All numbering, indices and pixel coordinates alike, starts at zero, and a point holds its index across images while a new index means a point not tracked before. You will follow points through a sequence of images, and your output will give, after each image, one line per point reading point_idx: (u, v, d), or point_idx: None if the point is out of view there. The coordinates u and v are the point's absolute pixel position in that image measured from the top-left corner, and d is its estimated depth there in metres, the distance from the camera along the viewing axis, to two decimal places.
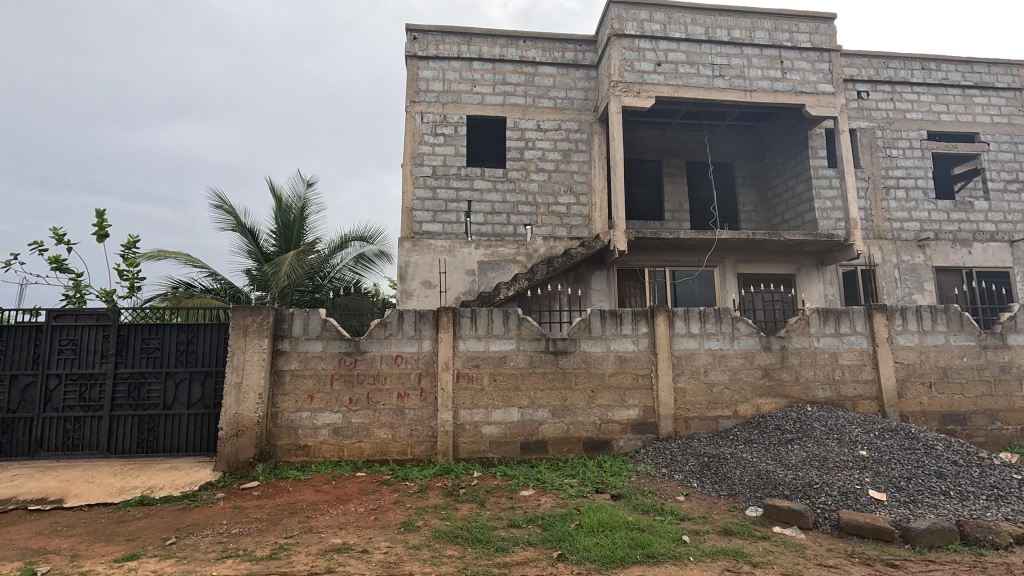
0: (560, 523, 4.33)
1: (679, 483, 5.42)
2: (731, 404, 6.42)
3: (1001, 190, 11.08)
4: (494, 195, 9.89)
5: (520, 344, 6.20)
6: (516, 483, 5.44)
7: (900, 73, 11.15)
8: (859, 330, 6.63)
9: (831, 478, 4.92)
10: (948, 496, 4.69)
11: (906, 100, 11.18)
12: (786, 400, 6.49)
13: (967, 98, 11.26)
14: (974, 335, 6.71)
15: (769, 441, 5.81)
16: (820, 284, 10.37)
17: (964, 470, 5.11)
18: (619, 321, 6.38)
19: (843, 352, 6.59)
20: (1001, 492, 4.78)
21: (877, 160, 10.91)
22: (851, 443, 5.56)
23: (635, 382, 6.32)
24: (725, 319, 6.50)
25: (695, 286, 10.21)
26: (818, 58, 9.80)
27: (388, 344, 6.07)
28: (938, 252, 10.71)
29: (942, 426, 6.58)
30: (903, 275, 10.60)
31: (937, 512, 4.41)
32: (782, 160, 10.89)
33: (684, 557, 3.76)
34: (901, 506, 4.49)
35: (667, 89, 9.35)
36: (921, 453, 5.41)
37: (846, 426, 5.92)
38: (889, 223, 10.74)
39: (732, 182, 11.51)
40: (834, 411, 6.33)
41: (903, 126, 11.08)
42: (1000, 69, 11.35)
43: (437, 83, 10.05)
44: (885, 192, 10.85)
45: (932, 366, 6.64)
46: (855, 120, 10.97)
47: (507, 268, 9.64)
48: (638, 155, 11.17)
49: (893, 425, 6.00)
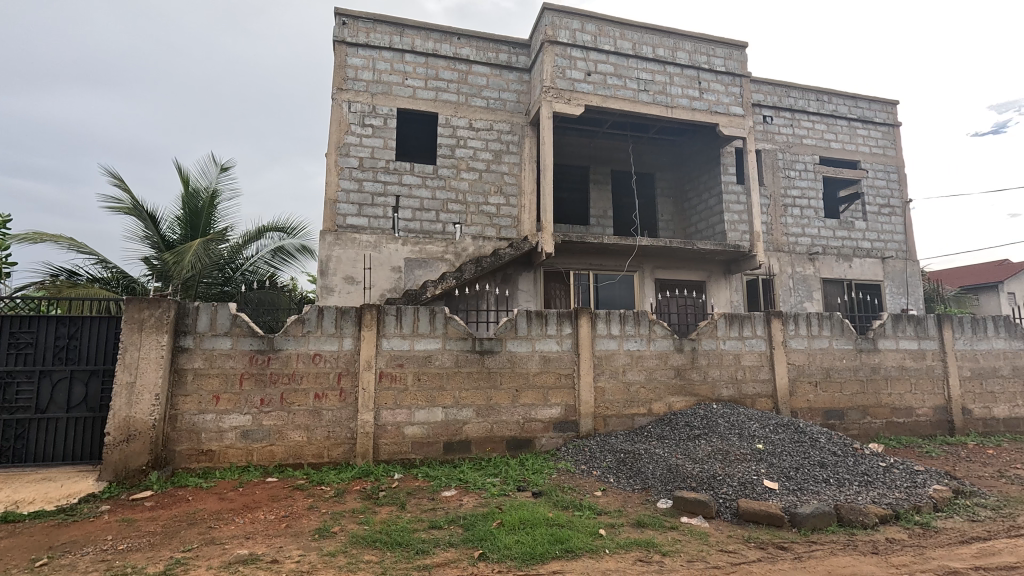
0: (481, 522, 4.34)
1: (597, 478, 5.62)
2: (646, 402, 6.77)
3: (876, 212, 12.59)
4: (423, 191, 9.71)
5: (446, 344, 6.15)
6: (437, 484, 5.37)
7: (799, 102, 12.35)
8: (759, 334, 7.26)
9: (732, 470, 5.33)
10: (828, 483, 5.24)
11: (804, 127, 12.38)
12: (694, 398, 6.95)
13: (852, 129, 12.69)
14: (851, 339, 7.57)
15: (678, 437, 6.19)
16: (726, 290, 11.18)
17: (841, 460, 5.74)
18: (544, 321, 6.52)
19: (745, 354, 7.18)
20: (870, 478, 5.40)
21: (778, 179, 12.00)
22: (750, 437, 6.07)
23: (558, 381, 6.48)
24: (643, 321, 6.85)
25: (617, 289, 10.62)
26: (732, 83, 10.59)
27: (305, 342, 5.78)
28: (825, 265, 11.95)
29: (824, 421, 7.36)
30: (796, 284, 11.71)
31: (819, 497, 4.91)
32: (698, 173, 11.64)
33: (600, 550, 3.91)
34: (790, 494, 4.96)
35: (596, 98, 9.67)
36: (807, 445, 6.01)
37: (746, 421, 6.45)
38: (786, 237, 11.83)
39: (651, 191, 12.18)
40: (736, 407, 6.87)
41: (801, 150, 12.27)
42: (878, 106, 12.92)
43: (367, 72, 9.70)
44: (784, 209, 11.95)
45: (818, 367, 7.41)
46: (761, 141, 11.99)
47: (435, 266, 9.51)
48: (566, 160, 11.47)
49: (785, 421, 6.60)
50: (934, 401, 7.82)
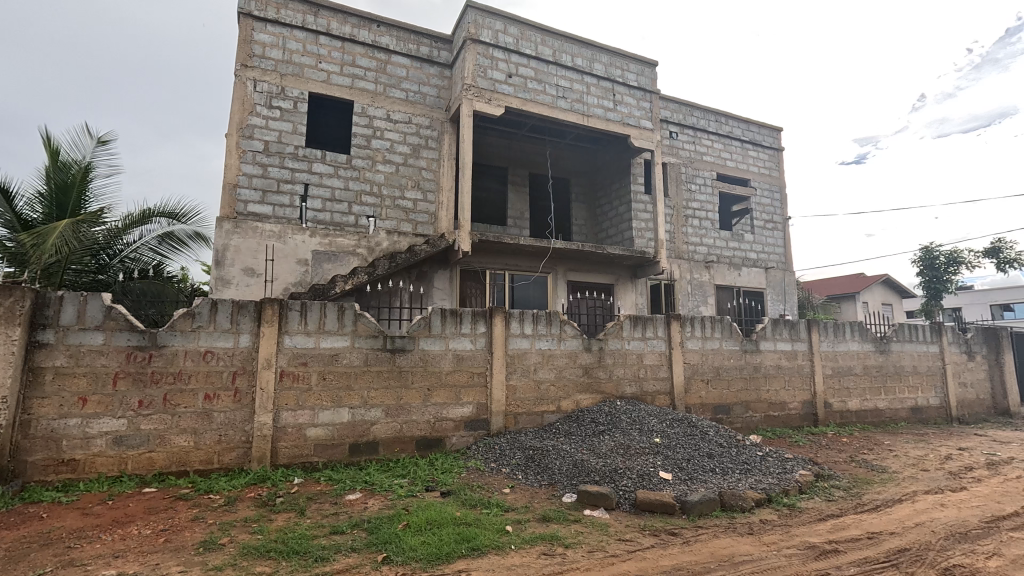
0: (386, 525, 4.22)
1: (505, 476, 5.69)
2: (555, 400, 6.97)
3: (762, 226, 13.97)
4: (335, 181, 9.27)
5: (355, 341, 5.92)
6: (341, 487, 5.15)
7: (700, 122, 13.39)
8: (659, 335, 7.77)
9: (632, 463, 5.65)
10: (714, 472, 5.73)
11: (704, 145, 13.44)
12: (600, 396, 7.28)
13: (744, 150, 13.98)
14: (737, 341, 8.34)
15: (584, 433, 6.45)
16: (632, 293, 11.82)
17: (726, 450, 6.30)
18: (459, 320, 6.49)
19: (647, 353, 7.65)
20: (749, 466, 5.98)
21: (680, 192, 12.92)
22: (648, 432, 6.47)
23: (470, 380, 6.48)
24: (555, 321, 7.05)
25: (531, 289, 10.83)
26: (642, 98, 11.23)
27: (195, 337, 5.30)
28: (718, 273, 13.04)
29: (713, 415, 8.03)
30: (693, 290, 12.66)
31: (706, 485, 5.35)
32: (610, 182, 12.20)
33: (506, 546, 3.97)
34: (681, 483, 5.36)
35: (516, 100, 9.80)
36: (697, 438, 6.52)
37: (645, 417, 6.87)
38: (686, 245, 12.77)
39: (567, 195, 12.58)
40: (637, 404, 7.29)
41: (701, 166, 13.30)
42: (766, 131, 14.37)
43: (276, 50, 9.07)
44: (685, 220, 12.88)
45: (709, 366, 8.08)
46: (667, 155, 12.84)
47: (346, 261, 9.12)
48: (485, 160, 11.51)
49: (680, 416, 7.12)
50: (803, 396, 8.82)
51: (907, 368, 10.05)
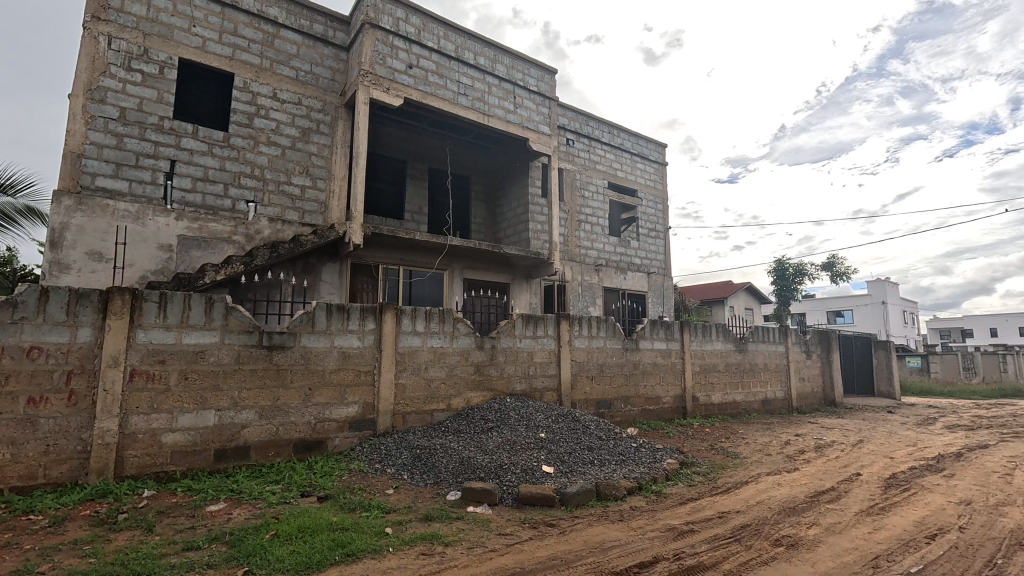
0: (252, 536, 3.90)
1: (390, 477, 5.52)
2: (445, 398, 6.92)
3: (647, 234, 15.08)
4: (209, 160, 8.39)
5: (225, 337, 5.41)
6: (202, 498, 4.66)
7: (595, 132, 14.13)
8: (549, 333, 8.05)
9: (517, 458, 5.79)
10: (593, 463, 6.06)
11: (598, 154, 14.19)
12: (490, 393, 7.37)
13: (633, 162, 15.00)
14: (620, 340, 8.91)
15: (472, 430, 6.47)
16: (527, 293, 12.13)
17: (605, 443, 6.69)
18: (345, 316, 6.18)
19: (537, 351, 7.89)
20: (625, 456, 6.41)
21: (575, 197, 13.51)
22: (535, 427, 6.67)
23: (356, 379, 6.22)
24: (448, 319, 7.00)
25: (426, 286, 10.67)
26: (542, 103, 11.57)
27: (16, 331, 4.51)
28: (607, 275, 13.84)
29: (596, 410, 8.49)
30: (584, 291, 13.30)
31: (584, 477, 5.64)
32: (509, 183, 12.40)
33: (384, 549, 3.85)
34: (562, 476, 5.59)
35: (416, 92, 9.58)
36: (579, 432, 6.86)
37: (533, 413, 7.07)
38: (578, 248, 13.38)
39: (466, 193, 12.58)
40: (526, 400, 7.48)
41: (594, 174, 14.03)
42: (652, 146, 15.54)
43: (138, 5, 7.98)
44: (578, 224, 13.50)
45: (594, 363, 8.53)
46: (564, 161, 13.36)
47: (219, 248, 8.32)
48: (383, 151, 11.13)
49: (565, 411, 7.43)
50: (674, 391, 9.65)
51: (760, 364, 11.42)
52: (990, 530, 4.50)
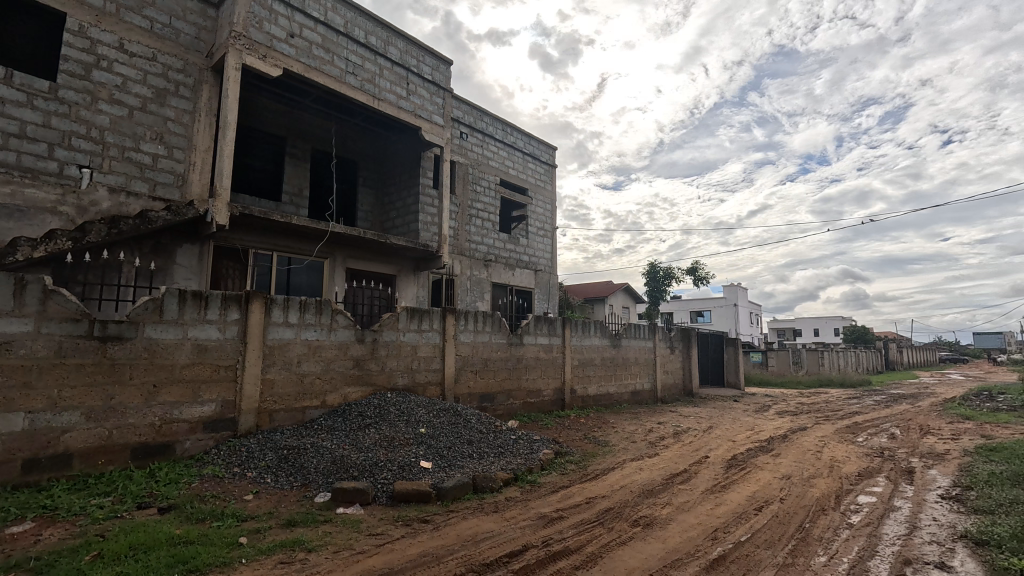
0: (66, 560, 3.31)
1: (250, 481, 5.04)
2: (320, 394, 6.51)
3: (535, 232, 15.55)
4: (27, 113, 6.99)
5: (42, 326, 4.56)
6: (1, 519, 3.86)
7: (489, 128, 14.22)
8: (434, 327, 7.94)
9: (394, 455, 5.61)
10: (472, 457, 6.09)
11: (491, 150, 14.30)
12: (370, 388, 7.08)
13: (525, 161, 15.37)
14: (505, 334, 9.07)
15: (348, 427, 6.15)
16: (413, 286, 11.87)
17: (485, 436, 6.76)
18: (203, 304, 5.53)
19: (421, 345, 7.74)
20: (503, 449, 6.54)
21: (467, 191, 13.49)
22: (415, 423, 6.52)
23: (214, 374, 5.59)
24: (325, 310, 6.58)
25: (304, 275, 9.94)
26: (436, 93, 11.36)
27: None
28: (496, 271, 14.01)
29: (479, 404, 8.55)
30: (472, 285, 13.33)
31: (463, 470, 5.64)
32: (399, 171, 12.01)
33: (235, 561, 3.50)
34: (440, 471, 5.54)
35: (297, 65, 8.86)
36: (460, 426, 6.85)
37: (414, 408, 6.91)
38: (468, 243, 13.38)
39: (353, 178, 11.96)
40: (407, 395, 7.30)
41: (487, 169, 14.12)
42: (544, 147, 16.06)
43: None
44: (469, 218, 13.49)
45: (478, 358, 8.59)
46: (457, 154, 13.27)
47: (40, 220, 6.99)
48: (259, 124, 10.15)
49: (447, 406, 7.38)
50: (554, 384, 10.07)
51: (631, 359, 12.35)
52: (802, 499, 5.31)
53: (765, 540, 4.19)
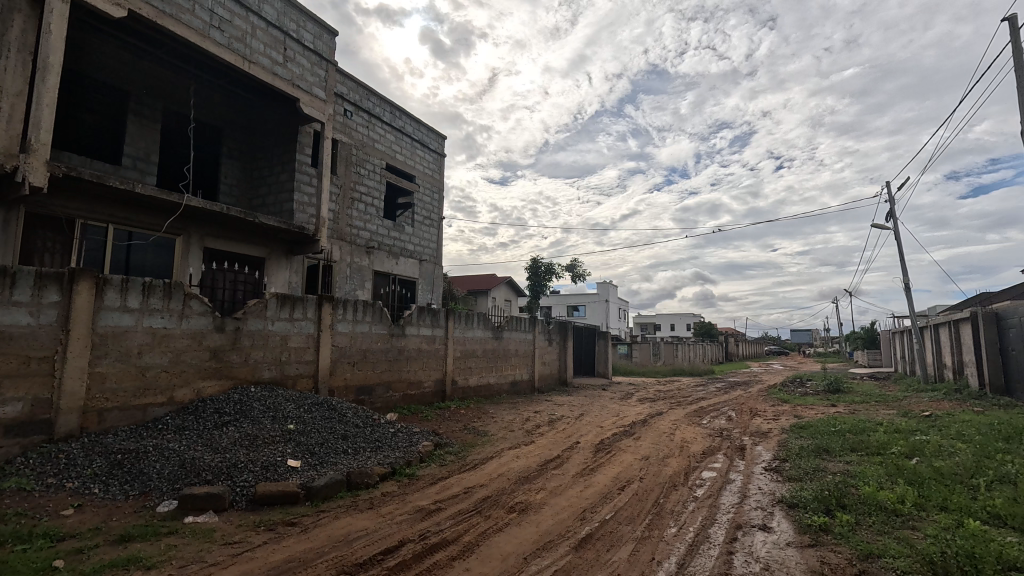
0: None
1: (70, 493, 4.25)
2: (166, 390, 5.71)
3: (421, 221, 15.23)
4: None
5: None
6: None
7: (376, 108, 13.58)
8: (308, 317, 7.41)
9: (256, 454, 5.11)
10: (346, 453, 5.79)
11: (377, 132, 13.66)
12: (229, 382, 6.38)
13: (413, 147, 14.95)
14: (386, 325, 8.77)
15: (201, 425, 5.47)
16: (286, 271, 10.79)
17: (361, 430, 6.47)
18: (6, 283, 4.57)
19: (292, 335, 7.16)
20: (380, 443, 6.31)
21: (349, 173, 12.74)
22: (282, 419, 6.00)
23: (22, 368, 4.62)
24: (175, 294, 5.80)
25: (149, 253, 8.62)
26: (317, 64, 10.52)
27: None
28: (378, 259, 13.45)
29: (355, 397, 8.15)
30: (352, 273, 12.63)
31: (335, 468, 5.34)
32: (272, 145, 10.96)
33: None
34: (310, 469, 5.17)
35: (147, 8, 7.58)
36: (334, 420, 6.47)
37: (282, 403, 6.37)
38: (349, 228, 12.66)
39: (215, 148, 10.66)
40: (274, 389, 6.70)
41: (372, 152, 13.47)
42: (433, 135, 15.76)
43: None
44: (351, 202, 12.76)
45: (356, 349, 8.19)
46: (339, 132, 12.46)
47: None
48: (93, 72, 8.54)
49: (320, 400, 6.92)
50: (436, 375, 9.98)
51: (512, 351, 12.71)
52: (658, 478, 5.89)
53: (627, 516, 4.57)
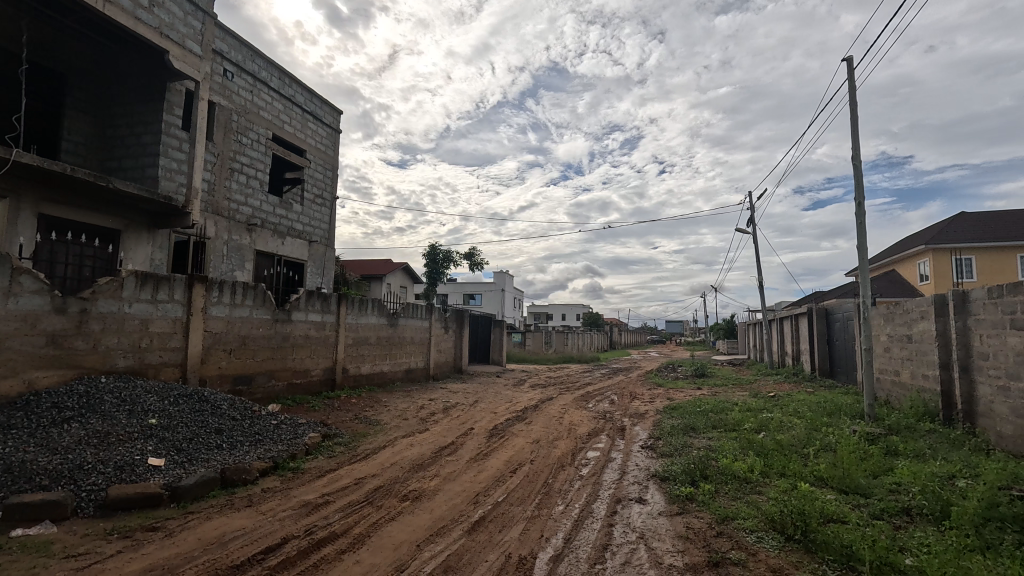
0: None
1: None
2: None
3: (312, 200, 14.25)
4: None
5: None
6: None
7: (262, 72, 12.39)
8: (176, 299, 6.62)
9: (109, 453, 4.48)
10: (221, 448, 5.29)
11: (263, 98, 12.48)
12: (73, 372, 5.51)
13: (305, 120, 13.91)
14: (269, 310, 8.14)
15: (34, 422, 4.65)
16: (147, 246, 9.48)
17: (238, 423, 5.94)
18: None
19: (155, 320, 6.35)
20: (261, 436, 5.85)
21: (228, 140, 11.51)
22: (142, 413, 5.30)
23: None
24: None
25: None
26: (192, 14, 9.51)
27: None
28: (261, 238, 12.34)
29: (232, 387, 7.45)
30: (229, 252, 11.46)
31: (208, 464, 4.86)
32: (131, 101, 9.53)
33: None
34: (177, 467, 4.66)
35: None
36: (206, 414, 5.86)
37: (141, 395, 5.62)
38: (227, 202, 11.46)
39: (56, 98, 9.04)
40: (131, 379, 5.91)
41: (256, 120, 12.27)
42: (327, 109, 14.81)
43: None
44: (230, 173, 11.54)
45: (234, 335, 7.49)
46: (217, 94, 11.17)
47: None
48: None
49: (189, 391, 6.22)
50: (325, 364, 9.46)
51: (407, 338, 12.45)
52: (548, 459, 6.18)
53: (518, 498, 4.74)
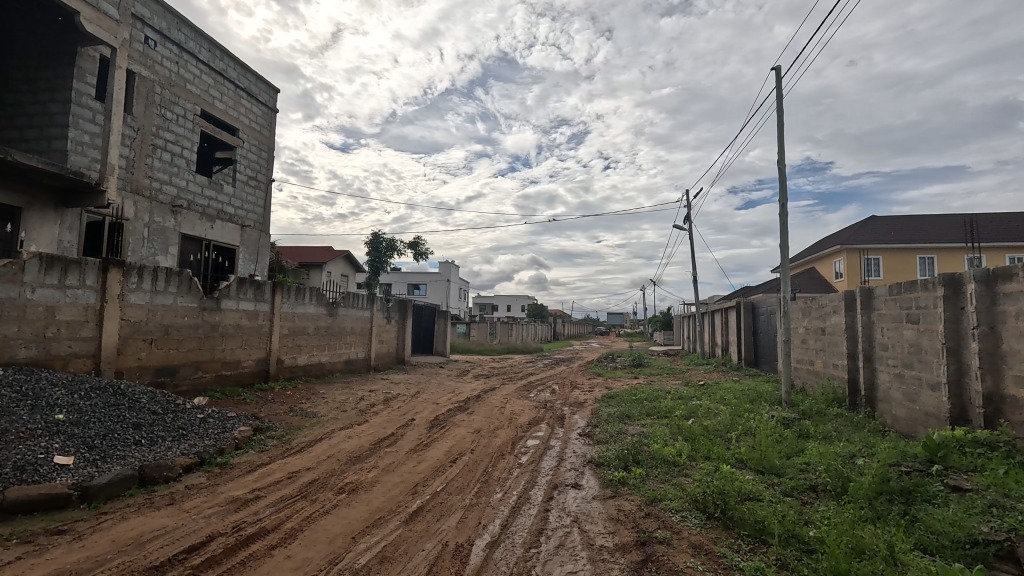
0: None
1: None
2: None
3: (245, 182, 13.49)
4: None
5: None
6: None
7: (189, 42, 11.53)
8: (88, 284, 6.10)
9: (6, 453, 4.08)
10: (138, 444, 4.95)
11: (191, 71, 11.63)
12: None
13: (237, 96, 13.10)
14: (196, 297, 7.67)
15: None
16: (54, 227, 8.65)
17: (159, 418, 5.56)
18: None
19: (63, 307, 5.82)
20: (185, 431, 5.51)
21: (150, 114, 10.65)
22: (47, 408, 4.86)
23: None
24: None
25: None
26: None
27: None
28: (187, 220, 11.54)
29: (153, 379, 6.98)
30: (151, 235, 10.66)
31: (123, 462, 4.54)
32: (35, 65, 8.60)
33: None
34: (87, 466, 4.32)
35: None
36: (123, 408, 5.45)
37: (46, 389, 5.15)
38: (148, 180, 10.63)
39: None
40: (34, 372, 5.41)
41: (183, 94, 11.43)
42: (262, 86, 14.01)
43: None
44: (151, 150, 10.69)
45: (156, 324, 7.00)
46: (136, 63, 10.29)
47: None
48: None
49: (102, 384, 5.77)
50: (257, 354, 9.04)
51: (347, 327, 12.11)
52: (489, 448, 6.25)
53: (457, 487, 4.77)
